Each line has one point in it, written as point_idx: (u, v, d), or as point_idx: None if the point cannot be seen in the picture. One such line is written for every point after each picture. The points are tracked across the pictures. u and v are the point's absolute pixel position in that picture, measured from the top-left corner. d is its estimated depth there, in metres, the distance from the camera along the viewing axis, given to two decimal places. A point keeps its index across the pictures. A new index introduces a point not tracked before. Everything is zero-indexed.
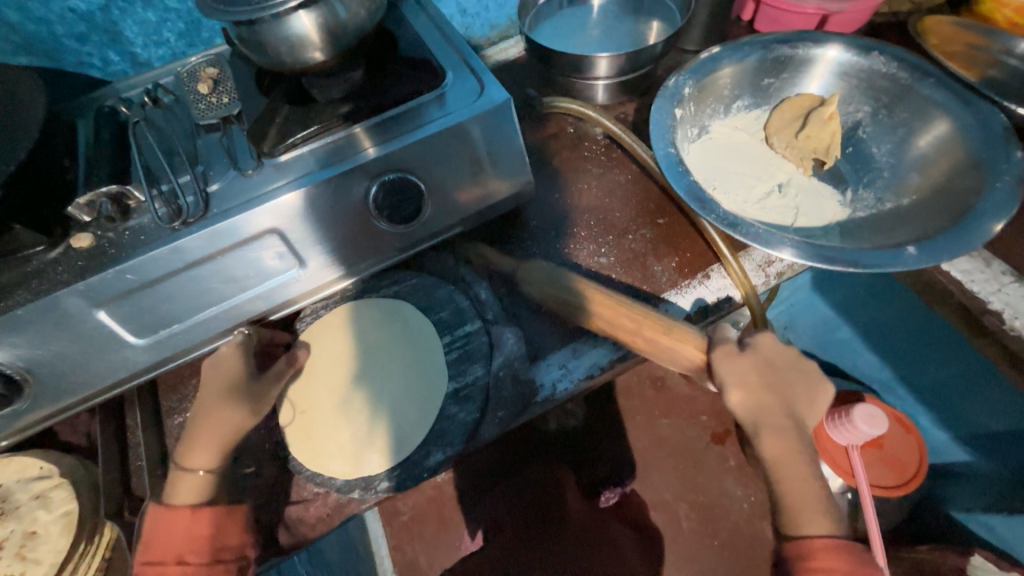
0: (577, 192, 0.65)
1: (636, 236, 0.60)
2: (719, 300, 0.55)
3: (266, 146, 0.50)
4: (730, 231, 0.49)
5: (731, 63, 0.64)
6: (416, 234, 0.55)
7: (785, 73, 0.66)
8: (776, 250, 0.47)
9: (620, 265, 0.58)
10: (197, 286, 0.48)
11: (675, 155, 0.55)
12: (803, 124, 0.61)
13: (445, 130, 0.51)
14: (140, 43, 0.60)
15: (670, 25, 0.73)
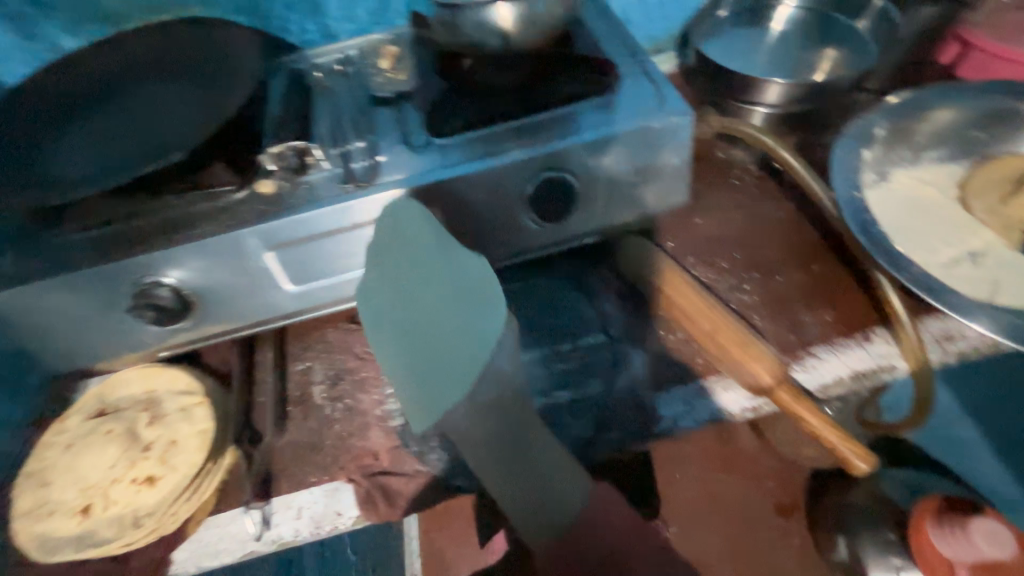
0: (722, 221, 0.61)
1: (785, 278, 0.56)
2: (878, 368, 0.49)
3: (437, 127, 0.52)
4: (923, 295, 0.43)
5: (945, 108, 0.58)
6: (555, 234, 0.55)
7: (1001, 129, 0.58)
8: (976, 325, 0.42)
9: (765, 308, 0.54)
10: (352, 248, 0.50)
11: (861, 201, 0.51)
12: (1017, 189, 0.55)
13: (615, 135, 0.49)
14: (335, 16, 0.64)
15: (860, 58, 0.66)
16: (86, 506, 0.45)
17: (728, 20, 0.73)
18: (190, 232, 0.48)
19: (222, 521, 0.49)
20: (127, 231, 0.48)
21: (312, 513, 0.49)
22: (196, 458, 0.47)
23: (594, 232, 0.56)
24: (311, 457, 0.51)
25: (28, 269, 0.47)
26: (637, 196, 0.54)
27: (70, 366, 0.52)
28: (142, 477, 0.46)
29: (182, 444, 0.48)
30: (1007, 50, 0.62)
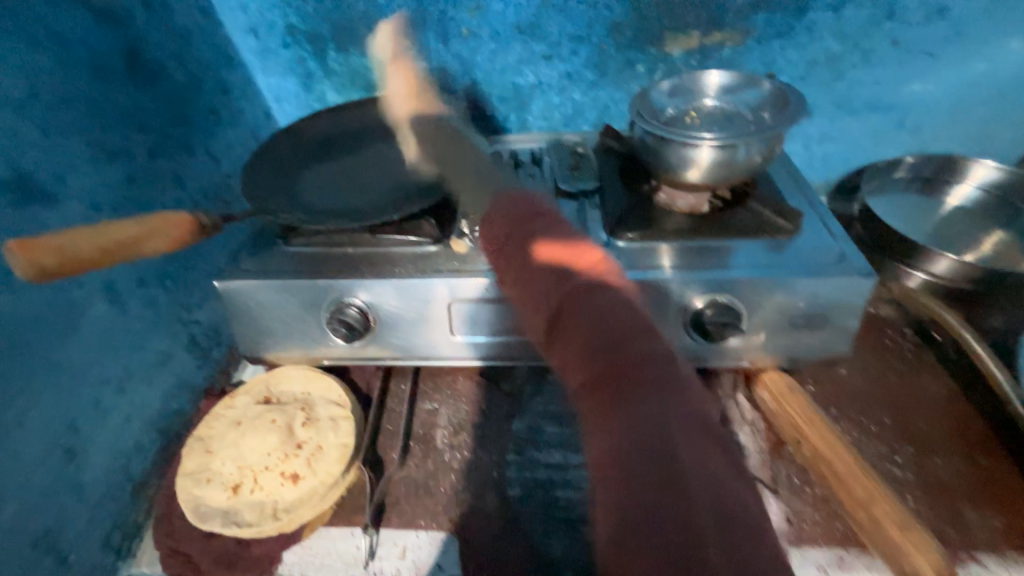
0: (872, 380, 0.59)
1: (946, 463, 0.52)
2: None
3: (619, 230, 0.57)
4: None
5: None
6: (702, 350, 0.57)
7: None
8: None
9: (921, 489, 0.50)
10: (519, 317, 0.55)
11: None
12: None
13: (792, 277, 0.51)
14: (535, 116, 0.74)
15: None
16: (238, 483, 0.50)
17: (896, 183, 0.75)
18: (392, 269, 0.56)
19: (332, 536, 0.51)
20: (339, 255, 0.57)
21: (415, 557, 0.50)
22: (335, 469, 0.51)
23: (739, 359, 0.57)
24: (424, 501, 0.53)
25: (260, 265, 0.56)
26: (791, 335, 0.55)
27: (249, 352, 0.60)
28: (289, 472, 0.51)
29: (326, 451, 0.52)
30: None
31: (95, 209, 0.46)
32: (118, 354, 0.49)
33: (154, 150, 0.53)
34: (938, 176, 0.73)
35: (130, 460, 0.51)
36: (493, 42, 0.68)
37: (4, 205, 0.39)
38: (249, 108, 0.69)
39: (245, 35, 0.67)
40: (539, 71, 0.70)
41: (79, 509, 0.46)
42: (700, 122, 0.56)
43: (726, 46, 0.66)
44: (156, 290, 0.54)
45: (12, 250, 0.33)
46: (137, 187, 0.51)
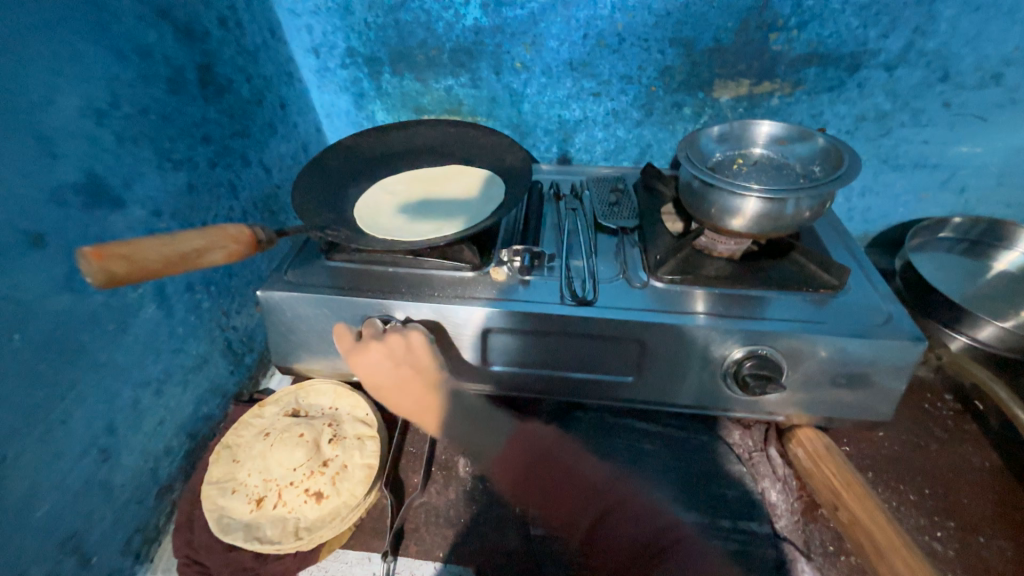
0: (911, 446, 0.58)
1: (990, 543, 0.49)
2: None
3: (660, 270, 0.56)
4: None
5: None
6: (737, 400, 0.55)
7: None
8: None
9: (963, 569, 0.48)
10: (553, 350, 0.55)
11: None
12: None
13: (838, 336, 0.50)
14: (577, 148, 0.75)
15: None
16: (262, 497, 0.50)
17: (939, 242, 0.74)
18: (430, 292, 0.56)
19: (348, 559, 0.50)
20: (378, 273, 0.58)
21: None
22: (358, 491, 0.50)
23: (774, 413, 0.56)
24: (444, 531, 0.52)
25: (301, 278, 0.57)
26: (831, 393, 0.54)
27: (280, 363, 0.60)
28: (312, 490, 0.50)
29: (351, 471, 0.52)
30: None
31: (156, 215, 0.48)
32: (160, 357, 0.50)
33: (213, 162, 0.55)
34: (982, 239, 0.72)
35: (159, 462, 0.51)
36: (544, 77, 0.69)
37: (78, 208, 0.41)
38: (302, 122, 0.71)
39: (305, 54, 0.69)
40: (586, 106, 0.71)
41: (107, 509, 0.46)
42: (749, 171, 0.56)
43: (775, 95, 0.67)
44: (201, 295, 0.55)
45: (85, 256, 0.33)
46: (195, 195, 0.52)
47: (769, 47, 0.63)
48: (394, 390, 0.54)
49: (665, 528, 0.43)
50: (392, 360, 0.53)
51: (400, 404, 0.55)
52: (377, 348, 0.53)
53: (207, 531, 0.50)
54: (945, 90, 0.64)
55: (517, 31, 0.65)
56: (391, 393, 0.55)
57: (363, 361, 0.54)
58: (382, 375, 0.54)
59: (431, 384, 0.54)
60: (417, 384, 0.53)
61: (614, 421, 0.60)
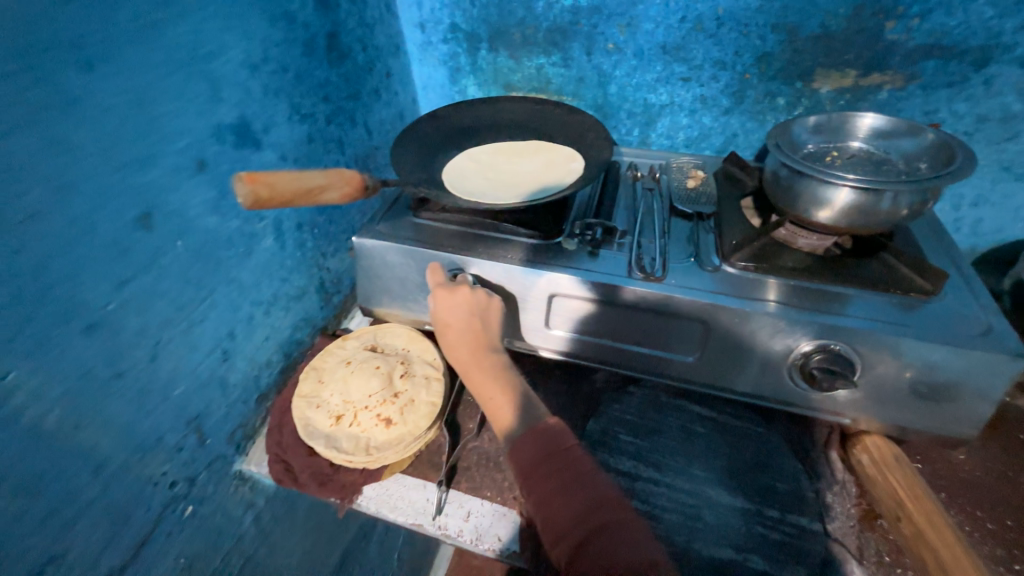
0: (996, 474, 0.53)
1: None
2: None
3: (734, 256, 0.56)
4: None
5: None
6: (801, 396, 0.54)
7: None
8: None
9: None
10: (615, 321, 0.57)
11: None
12: None
13: (928, 339, 0.48)
14: (659, 133, 0.75)
15: None
16: (340, 415, 0.57)
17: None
18: (503, 254, 0.60)
19: (406, 483, 0.56)
20: (458, 233, 0.63)
21: (477, 522, 0.53)
22: (422, 423, 0.56)
23: (841, 414, 0.54)
24: (492, 473, 0.56)
25: (390, 229, 0.63)
26: (909, 402, 0.51)
27: (363, 304, 0.67)
28: (383, 415, 0.56)
29: (417, 405, 0.57)
30: None
31: (283, 159, 0.55)
32: (272, 282, 0.58)
33: (329, 118, 0.62)
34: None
35: (261, 372, 0.59)
36: (635, 59, 0.70)
37: (231, 144, 0.48)
38: (401, 92, 0.78)
39: (412, 29, 0.75)
40: (674, 91, 0.71)
41: (221, 402, 0.54)
42: (845, 163, 0.54)
43: (884, 89, 0.63)
44: (306, 235, 0.63)
45: (242, 180, 0.41)
46: (312, 146, 0.60)
47: (883, 36, 0.60)
48: (459, 336, 0.53)
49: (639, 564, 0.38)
50: (471, 312, 0.54)
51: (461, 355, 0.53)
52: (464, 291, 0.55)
53: (293, 437, 0.57)
54: None
55: (614, 12, 0.67)
56: (455, 341, 0.53)
57: (445, 301, 0.54)
58: (457, 323, 0.54)
59: (493, 351, 0.53)
60: (484, 342, 0.53)
61: (666, 401, 0.60)
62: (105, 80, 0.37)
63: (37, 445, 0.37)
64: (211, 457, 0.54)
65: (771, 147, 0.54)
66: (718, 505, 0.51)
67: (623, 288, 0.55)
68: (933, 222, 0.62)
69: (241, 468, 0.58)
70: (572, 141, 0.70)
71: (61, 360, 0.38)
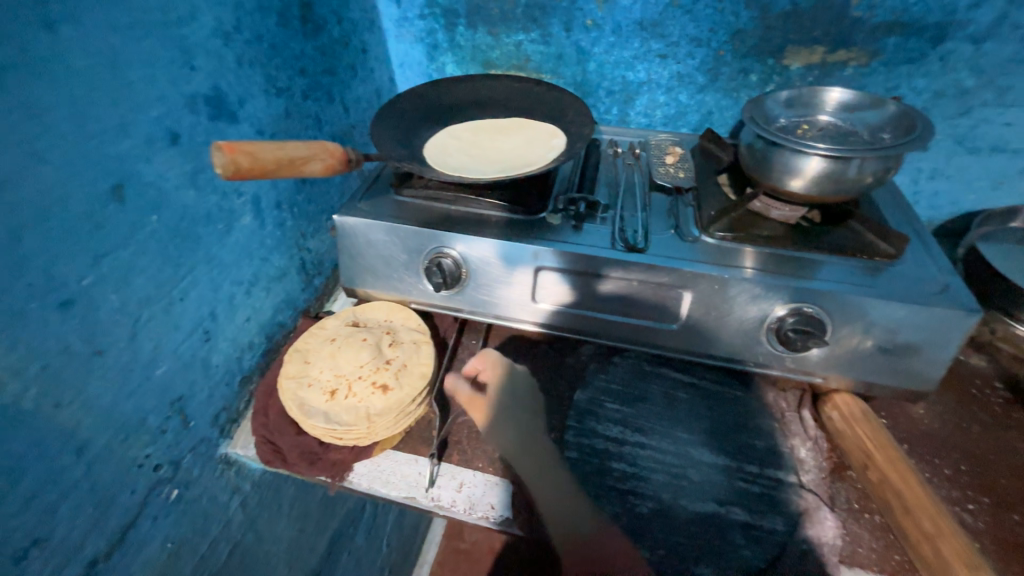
0: (949, 423, 0.58)
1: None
2: None
3: (712, 227, 0.58)
4: None
5: None
6: (780, 357, 0.56)
7: None
8: None
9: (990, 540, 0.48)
10: (602, 293, 0.58)
11: None
12: None
13: (900, 301, 0.51)
14: (637, 111, 0.77)
15: None
16: (334, 390, 0.57)
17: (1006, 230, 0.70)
18: (490, 229, 0.60)
19: (397, 458, 0.56)
20: (442, 209, 0.63)
21: (470, 492, 0.54)
22: (420, 386, 0.56)
23: (814, 374, 0.57)
24: (483, 445, 0.57)
25: (373, 207, 0.63)
26: (878, 358, 0.54)
27: (347, 284, 0.66)
28: (379, 383, 0.56)
29: (410, 369, 0.58)
30: None
31: (259, 134, 0.54)
32: (252, 262, 0.57)
33: (306, 93, 0.60)
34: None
35: (243, 354, 0.58)
36: (613, 36, 0.70)
37: (205, 116, 0.47)
38: (378, 69, 0.76)
39: (388, 3, 0.74)
40: (652, 69, 0.72)
41: (204, 383, 0.53)
42: (815, 133, 0.57)
43: (850, 65, 0.66)
44: (286, 214, 0.61)
45: (221, 149, 0.40)
46: (289, 122, 0.58)
47: (848, 13, 0.62)
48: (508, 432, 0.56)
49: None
50: (519, 395, 0.59)
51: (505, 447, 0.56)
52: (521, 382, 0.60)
53: (281, 418, 0.57)
54: None
55: None
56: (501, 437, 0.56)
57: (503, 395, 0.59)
58: (506, 408, 0.58)
59: (536, 438, 0.56)
60: (532, 434, 0.56)
61: (650, 370, 0.62)
62: (71, 43, 0.35)
63: (15, 424, 0.36)
64: (194, 440, 0.52)
65: (745, 121, 0.57)
66: (701, 463, 0.54)
67: (607, 260, 0.56)
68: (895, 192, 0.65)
69: (227, 452, 0.57)
70: (553, 118, 0.70)
71: (37, 336, 0.36)
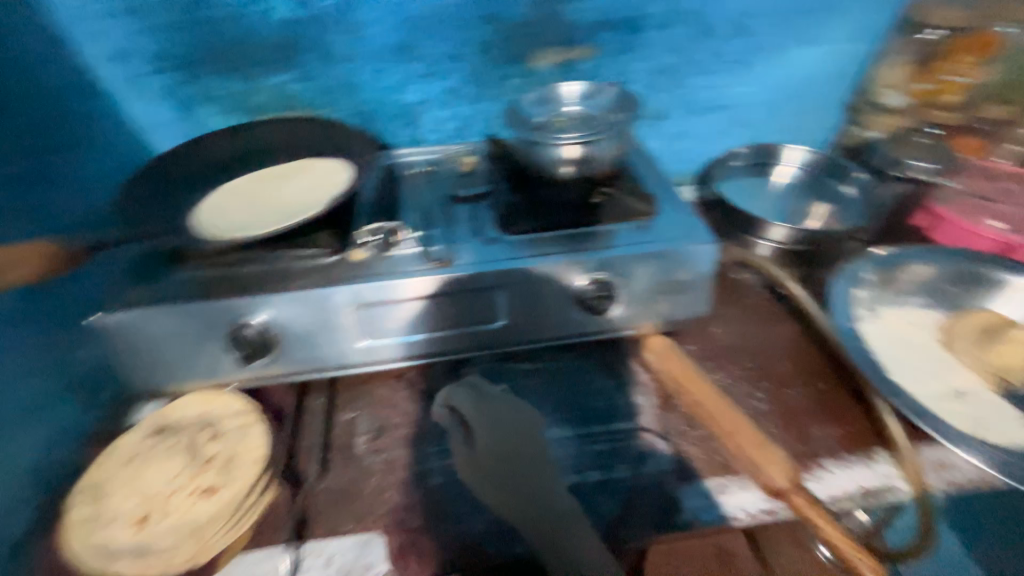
0: (735, 332, 0.69)
1: (795, 391, 0.61)
2: (884, 488, 0.51)
3: (508, 224, 0.63)
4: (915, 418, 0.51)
5: (919, 263, 0.70)
6: (596, 322, 0.63)
7: (962, 287, 0.68)
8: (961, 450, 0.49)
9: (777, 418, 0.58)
10: (424, 314, 0.59)
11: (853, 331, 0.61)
12: (994, 339, 0.62)
13: (661, 250, 0.59)
14: (425, 129, 0.79)
15: (847, 215, 0.77)
16: (143, 515, 0.48)
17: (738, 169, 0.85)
18: (289, 283, 0.56)
19: (250, 561, 0.48)
20: (231, 276, 0.57)
21: (342, 561, 0.47)
22: (252, 474, 0.51)
23: (625, 327, 0.65)
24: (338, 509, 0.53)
25: (140, 295, 0.54)
26: (664, 299, 0.63)
27: (146, 386, 0.58)
28: (201, 487, 0.50)
29: (239, 459, 0.53)
30: (963, 221, 0.73)
31: None
32: None
33: None
34: (769, 160, 0.85)
35: None
36: (372, 63, 0.71)
37: None
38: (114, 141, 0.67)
39: (108, 66, 0.65)
40: (421, 89, 0.74)
41: None
42: (565, 124, 0.64)
43: (583, 60, 0.75)
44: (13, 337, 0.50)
45: None
46: None
47: (563, 17, 0.71)
48: (504, 481, 0.52)
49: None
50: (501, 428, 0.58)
51: (497, 496, 0.51)
52: (503, 416, 0.58)
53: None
54: (711, 43, 0.76)
55: (334, 23, 0.67)
56: (490, 485, 0.52)
57: (493, 441, 0.55)
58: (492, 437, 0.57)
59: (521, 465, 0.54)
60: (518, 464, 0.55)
61: (499, 369, 0.65)
62: None
63: None
64: None
65: (514, 128, 0.64)
66: (555, 441, 0.57)
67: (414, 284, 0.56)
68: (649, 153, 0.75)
69: None
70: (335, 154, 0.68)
71: None
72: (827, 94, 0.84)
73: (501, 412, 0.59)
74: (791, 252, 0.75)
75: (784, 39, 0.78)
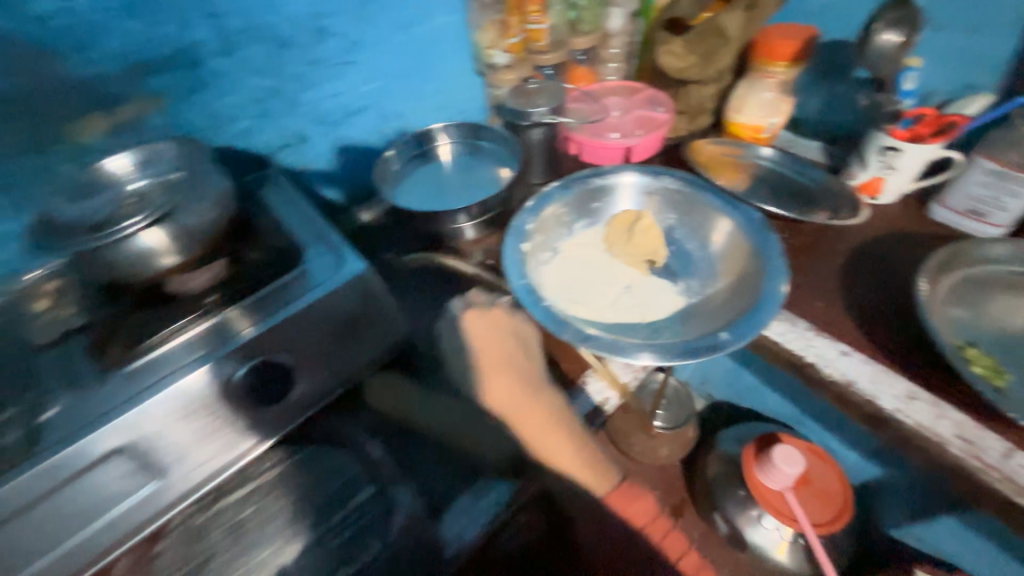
0: (443, 331, 0.64)
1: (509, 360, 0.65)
2: None
3: (119, 354, 0.48)
4: (584, 345, 0.55)
5: (563, 194, 0.74)
6: (308, 398, 0.53)
7: (601, 199, 0.76)
8: (616, 354, 0.54)
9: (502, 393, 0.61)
10: (34, 532, 0.41)
11: (530, 283, 0.63)
12: (632, 235, 0.71)
13: (317, 293, 0.52)
14: None
15: (507, 166, 0.82)
16: None
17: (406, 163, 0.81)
18: None
19: None
20: None
21: None
22: None
23: (334, 387, 0.55)
24: None
25: None
26: (356, 342, 0.56)
27: None
28: None
29: None
30: (593, 140, 0.86)
31: None
32: None
33: None
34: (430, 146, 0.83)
35: None
36: None
37: None
38: None
39: None
40: None
41: None
42: (132, 207, 0.48)
43: (147, 115, 0.61)
44: None
45: None
46: None
47: (75, 74, 0.55)
48: (416, 425, 0.56)
49: (678, 553, 0.52)
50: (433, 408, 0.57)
51: (426, 431, 0.56)
52: (395, 388, 0.57)
53: None
54: (298, 53, 0.67)
55: None
56: (409, 430, 0.56)
57: (388, 406, 0.56)
58: (391, 401, 0.56)
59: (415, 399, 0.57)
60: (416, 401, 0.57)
61: (199, 527, 0.48)
62: None
63: None
64: None
65: (57, 252, 0.44)
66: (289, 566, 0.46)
67: None
68: (285, 183, 0.66)
69: None
70: None
71: None
72: (455, 64, 0.85)
73: (387, 389, 0.57)
74: (483, 223, 0.75)
75: (376, 27, 0.72)
